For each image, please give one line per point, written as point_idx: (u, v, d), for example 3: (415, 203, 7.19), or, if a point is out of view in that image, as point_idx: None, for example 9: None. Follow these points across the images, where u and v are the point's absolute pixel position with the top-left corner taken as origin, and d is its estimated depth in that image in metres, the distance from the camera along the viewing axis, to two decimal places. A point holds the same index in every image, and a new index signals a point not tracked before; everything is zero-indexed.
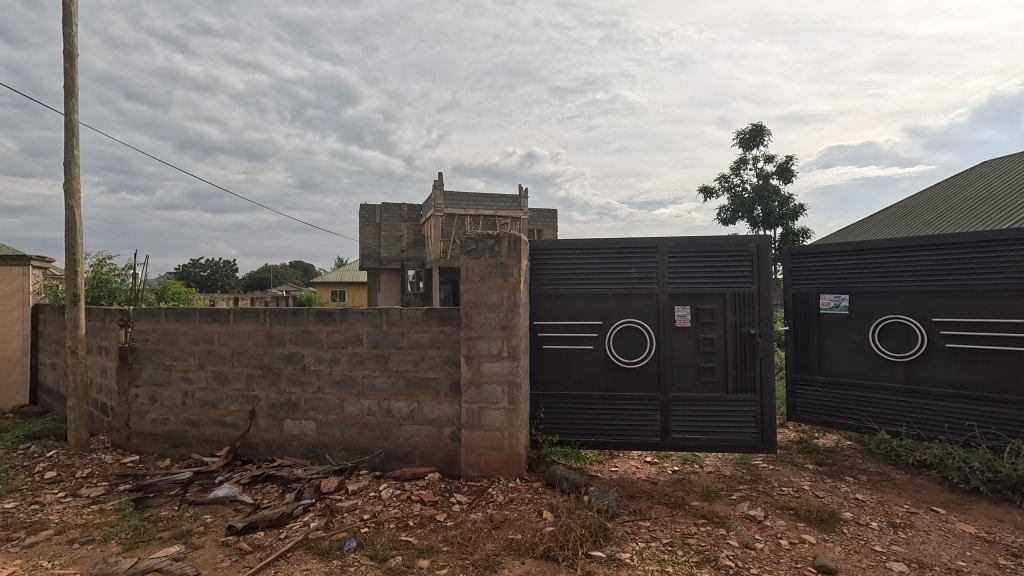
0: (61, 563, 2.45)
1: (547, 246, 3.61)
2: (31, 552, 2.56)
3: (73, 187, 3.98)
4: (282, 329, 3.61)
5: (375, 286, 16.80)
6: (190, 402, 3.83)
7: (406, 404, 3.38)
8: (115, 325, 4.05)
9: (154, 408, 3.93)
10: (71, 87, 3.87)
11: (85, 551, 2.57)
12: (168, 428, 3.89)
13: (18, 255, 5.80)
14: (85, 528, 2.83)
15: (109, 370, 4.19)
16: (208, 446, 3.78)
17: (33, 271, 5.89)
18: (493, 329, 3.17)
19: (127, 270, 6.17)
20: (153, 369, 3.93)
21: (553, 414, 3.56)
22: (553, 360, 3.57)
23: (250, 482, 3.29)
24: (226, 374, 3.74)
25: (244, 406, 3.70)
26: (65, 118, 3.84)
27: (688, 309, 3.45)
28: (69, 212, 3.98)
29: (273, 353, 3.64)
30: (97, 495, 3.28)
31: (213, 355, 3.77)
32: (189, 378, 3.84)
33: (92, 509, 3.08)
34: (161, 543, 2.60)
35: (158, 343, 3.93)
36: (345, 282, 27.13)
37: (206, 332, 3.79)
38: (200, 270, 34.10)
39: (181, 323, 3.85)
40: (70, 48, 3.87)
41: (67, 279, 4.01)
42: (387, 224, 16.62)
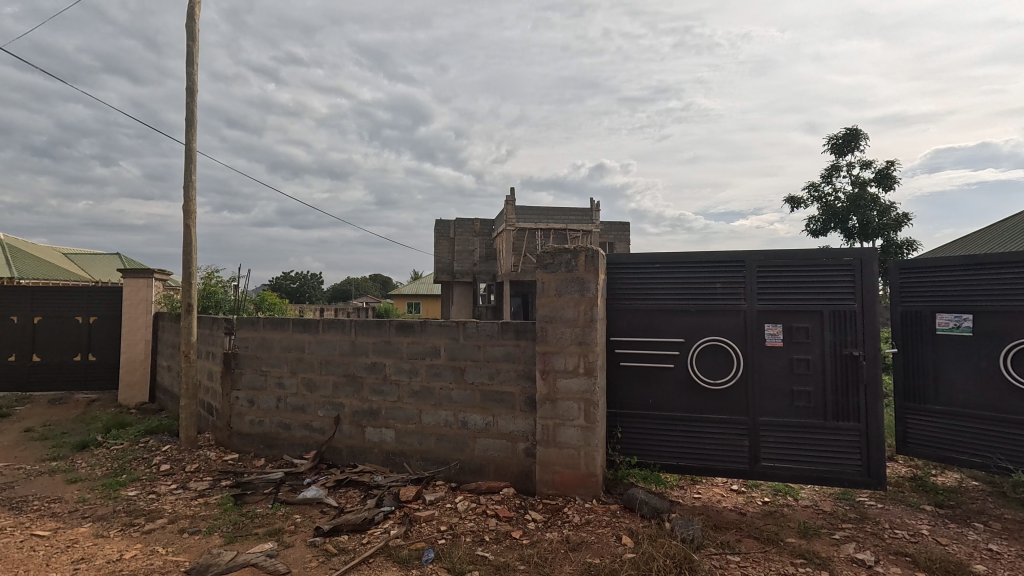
0: (173, 550, 2.70)
1: (625, 260, 3.52)
2: (149, 538, 2.85)
3: (190, 208, 4.43)
4: (365, 339, 3.79)
5: (448, 299, 17.30)
6: (282, 406, 4.10)
7: (482, 417, 3.40)
8: (221, 332, 4.46)
9: (251, 410, 4.25)
10: (189, 120, 4.33)
11: (193, 541, 2.81)
12: (263, 430, 4.18)
13: (145, 268, 6.61)
14: (193, 518, 3.10)
15: (215, 373, 4.60)
16: (297, 449, 4.02)
17: (155, 282, 6.66)
18: (570, 344, 3.12)
19: (231, 282, 6.78)
20: (252, 374, 4.26)
21: (631, 435, 3.43)
22: (631, 379, 3.46)
23: (335, 486, 3.45)
24: (315, 381, 3.97)
25: (330, 412, 3.90)
26: (185, 147, 4.31)
27: (780, 327, 3.22)
28: (187, 231, 4.44)
29: (356, 363, 3.82)
30: (203, 489, 3.58)
31: (303, 362, 4.02)
32: (282, 384, 4.11)
33: (199, 501, 3.37)
34: (257, 539, 2.78)
35: (256, 350, 4.26)
36: (419, 295, 28.17)
37: (297, 340, 4.06)
38: (291, 281, 36.81)
39: (276, 332, 4.15)
40: (192, 85, 4.35)
41: (183, 291, 4.47)
42: (460, 239, 17.10)
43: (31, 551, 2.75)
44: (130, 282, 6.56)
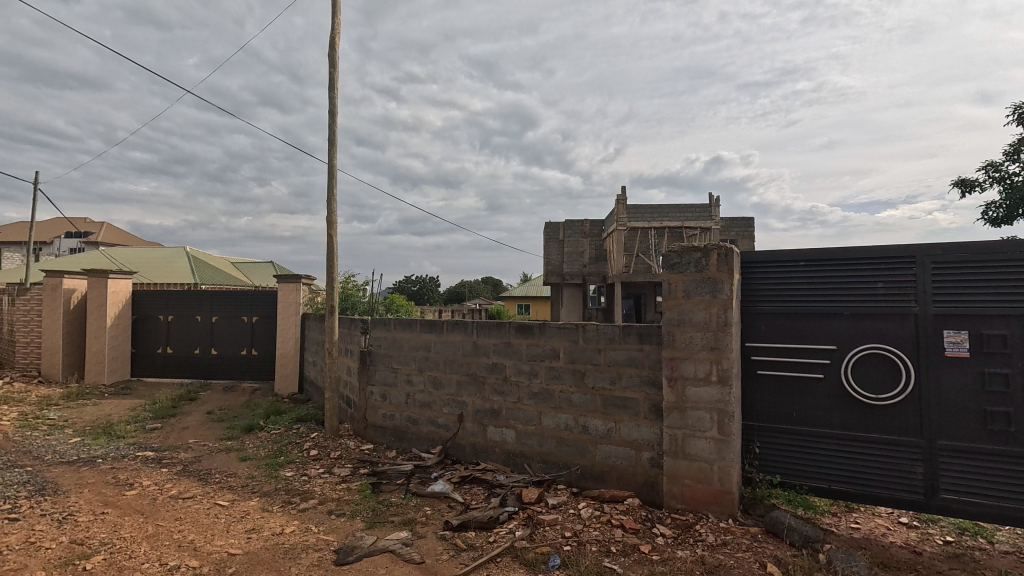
0: (324, 529, 2.99)
1: (761, 258, 3.20)
2: (304, 516, 3.19)
3: (332, 219, 4.91)
4: (486, 340, 3.89)
5: (558, 301, 17.32)
6: (411, 402, 4.36)
7: (604, 422, 3.30)
8: (358, 332, 4.90)
9: (384, 404, 4.58)
10: (332, 140, 4.81)
11: (339, 522, 3.09)
12: (394, 423, 4.48)
13: (295, 274, 7.50)
14: (339, 502, 3.41)
15: (353, 369, 5.04)
16: (424, 443, 4.25)
17: (302, 286, 7.53)
18: (700, 350, 2.91)
19: (364, 286, 7.43)
20: (384, 370, 4.60)
21: (772, 452, 3.11)
22: (770, 389, 3.13)
23: (460, 482, 3.58)
24: (440, 379, 4.17)
25: (454, 410, 4.06)
26: (328, 164, 4.78)
27: (965, 335, 2.69)
28: (330, 240, 4.92)
29: (478, 363, 3.93)
30: (345, 474, 3.94)
31: (429, 361, 4.25)
32: (411, 381, 4.38)
33: (342, 486, 3.70)
34: (394, 526, 2.98)
35: (387, 349, 4.59)
36: (529, 297, 28.58)
37: (424, 340, 4.30)
38: (412, 284, 39.42)
39: (405, 332, 4.43)
40: (333, 109, 4.82)
41: (327, 294, 4.96)
42: (570, 240, 17.03)
43: (215, 518, 3.22)
44: (283, 287, 7.49)
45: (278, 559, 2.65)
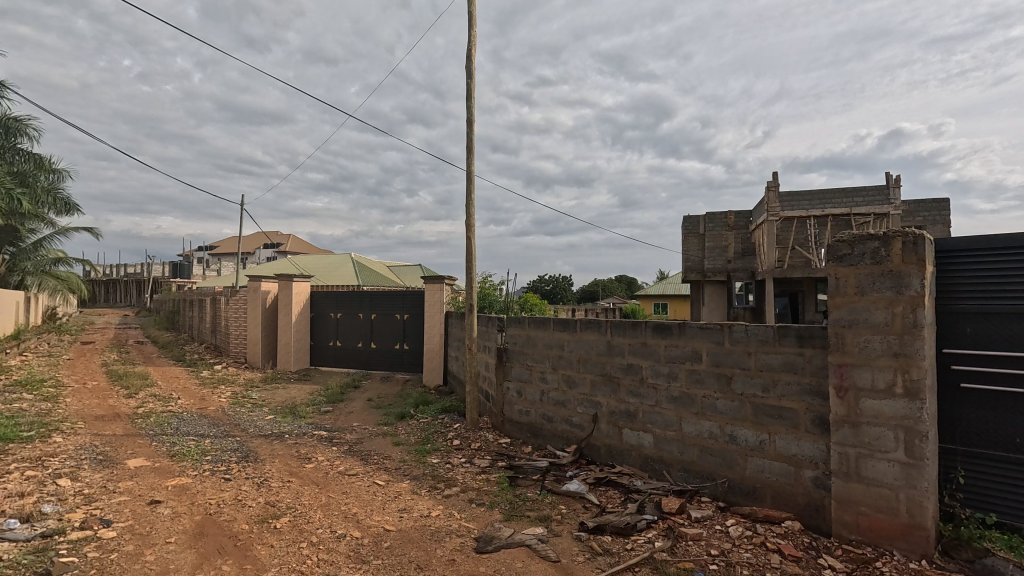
0: (465, 516, 3.16)
1: (965, 246, 2.61)
2: (449, 502, 3.41)
3: (470, 223, 5.17)
4: (621, 340, 3.77)
5: (698, 299, 16.21)
6: (546, 399, 4.41)
7: (755, 433, 2.98)
8: (495, 329, 5.12)
9: (520, 400, 4.71)
10: (469, 148, 5.07)
11: (479, 511, 3.24)
12: (530, 420, 4.57)
13: (438, 275, 8.09)
14: (479, 491, 3.58)
15: (490, 365, 5.26)
16: (559, 441, 4.26)
17: (445, 286, 8.09)
18: (879, 356, 2.47)
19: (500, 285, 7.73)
20: (520, 367, 4.72)
21: (984, 484, 2.51)
22: (980, 407, 2.53)
23: (595, 483, 3.52)
24: (574, 378, 4.15)
25: (589, 410, 4.01)
26: (467, 170, 5.05)
27: None
28: (468, 242, 5.19)
29: (613, 364, 3.83)
30: (484, 466, 4.12)
31: (563, 360, 4.26)
32: (545, 379, 4.43)
33: (482, 476, 3.88)
34: (530, 521, 3.03)
35: (522, 347, 4.71)
36: (666, 295, 27.24)
37: (558, 339, 4.32)
38: (546, 284, 39.95)
39: (539, 330, 4.51)
40: (470, 118, 5.08)
41: (466, 293, 5.25)
42: (711, 234, 15.84)
43: (374, 495, 3.60)
44: (429, 287, 8.13)
45: (426, 539, 2.86)
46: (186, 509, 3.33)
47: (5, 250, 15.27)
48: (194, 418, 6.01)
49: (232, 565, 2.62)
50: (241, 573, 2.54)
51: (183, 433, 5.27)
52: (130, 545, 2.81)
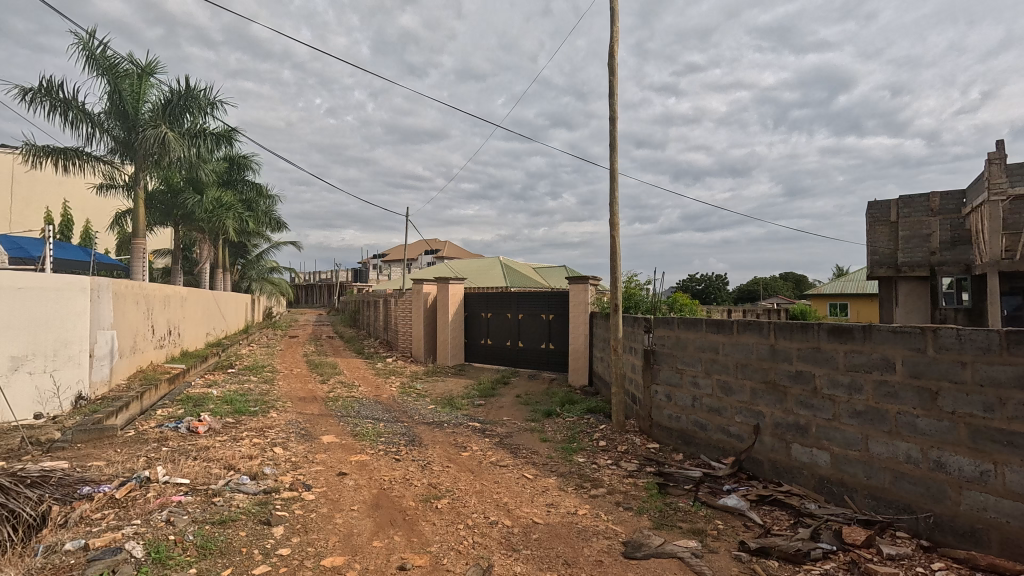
0: (613, 519, 3.12)
1: None
2: (595, 502, 3.40)
3: (615, 221, 5.09)
4: (788, 344, 3.38)
5: (889, 298, 13.73)
6: (698, 406, 4.14)
7: (972, 461, 2.43)
8: (641, 330, 4.96)
9: (669, 405, 4.49)
10: (613, 146, 4.99)
11: (627, 515, 3.17)
12: (681, 426, 4.33)
13: (583, 275, 8.11)
14: (626, 495, 3.51)
15: (637, 367, 5.11)
16: (714, 451, 3.97)
17: (590, 286, 8.07)
18: None
19: (647, 284, 7.45)
20: (669, 370, 4.50)
21: None
22: None
23: (758, 501, 3.20)
24: (731, 384, 3.83)
25: (749, 420, 3.66)
26: (611, 168, 4.98)
27: None
28: (613, 240, 5.11)
29: (778, 370, 3.45)
30: (632, 470, 4.02)
31: (718, 364, 3.96)
32: (697, 383, 4.16)
33: (630, 480, 3.79)
34: (682, 533, 2.88)
35: (672, 349, 4.48)
36: (846, 294, 23.58)
37: (712, 341, 4.04)
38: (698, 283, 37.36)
39: (691, 332, 4.26)
40: (614, 115, 5.00)
41: (611, 293, 5.18)
42: (907, 221, 13.30)
43: (523, 487, 3.74)
44: (573, 287, 8.19)
45: (573, 536, 2.89)
46: (366, 481, 3.84)
47: (239, 262, 19.20)
48: (371, 404, 6.89)
49: (402, 535, 2.94)
50: (409, 544, 2.85)
51: (363, 416, 6.08)
52: (324, 508, 3.33)
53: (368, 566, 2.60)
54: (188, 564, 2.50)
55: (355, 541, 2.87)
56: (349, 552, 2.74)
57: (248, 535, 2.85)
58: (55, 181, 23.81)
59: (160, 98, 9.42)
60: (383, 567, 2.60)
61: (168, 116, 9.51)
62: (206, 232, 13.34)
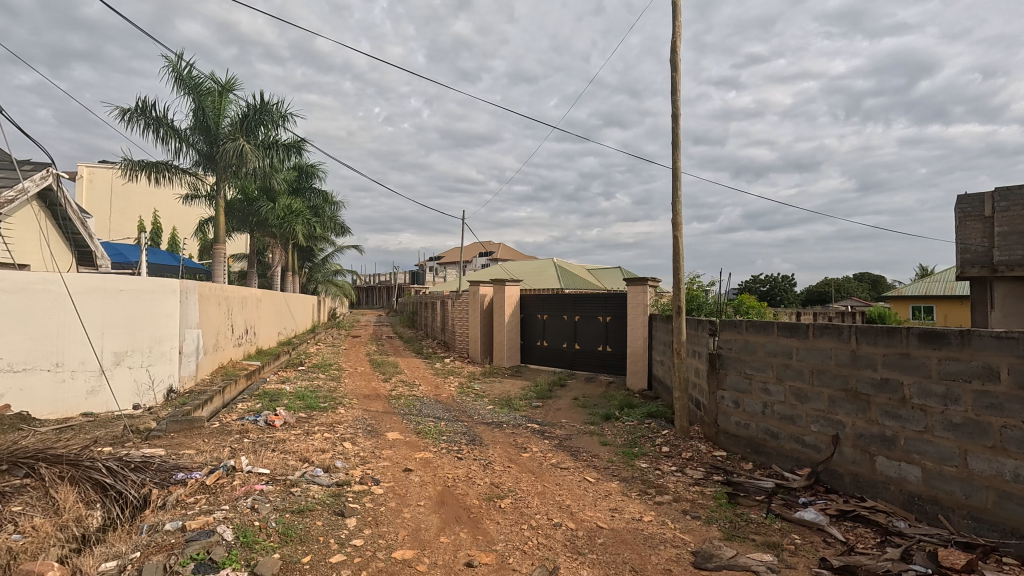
0: (680, 527, 3.03)
1: None
2: (661, 509, 3.32)
3: (677, 221, 4.95)
4: (871, 349, 3.16)
5: (983, 300, 12.49)
6: (770, 413, 3.95)
7: None
8: (706, 333, 4.79)
9: (737, 411, 4.31)
10: (676, 144, 4.86)
11: (695, 525, 3.07)
12: (750, 434, 4.15)
13: (642, 276, 7.94)
14: (694, 504, 3.40)
15: (702, 371, 4.94)
16: (788, 461, 3.77)
17: (649, 287, 7.89)
18: None
19: (710, 286, 7.19)
20: (737, 376, 4.32)
21: None
22: None
23: (838, 516, 3.01)
24: (806, 392, 3.62)
25: (827, 429, 3.44)
26: (673, 167, 4.85)
27: None
28: (675, 241, 4.98)
29: (860, 378, 3.23)
30: (698, 478, 3.89)
31: (792, 370, 3.76)
32: (768, 390, 3.97)
33: (696, 488, 3.67)
34: (755, 545, 2.75)
35: (740, 353, 4.30)
36: (932, 296, 21.69)
37: (784, 346, 3.84)
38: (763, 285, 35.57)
39: (761, 335, 4.07)
40: (676, 113, 4.87)
41: (673, 294, 5.04)
42: (1005, 216, 12.06)
43: (585, 491, 3.71)
44: (632, 289, 8.03)
45: (639, 543, 2.84)
46: (431, 478, 3.95)
47: (306, 265, 20.29)
48: (431, 402, 7.06)
49: (467, 533, 3.00)
50: (475, 541, 2.90)
51: (425, 414, 6.25)
52: (393, 502, 3.45)
53: (436, 561, 2.67)
54: (273, 549, 2.66)
55: (423, 536, 2.95)
56: (418, 546, 2.83)
57: (324, 524, 3.00)
58: (147, 192, 26.08)
59: (238, 113, 10.12)
60: (451, 563, 2.66)
61: (245, 129, 10.20)
62: (278, 238, 14.18)
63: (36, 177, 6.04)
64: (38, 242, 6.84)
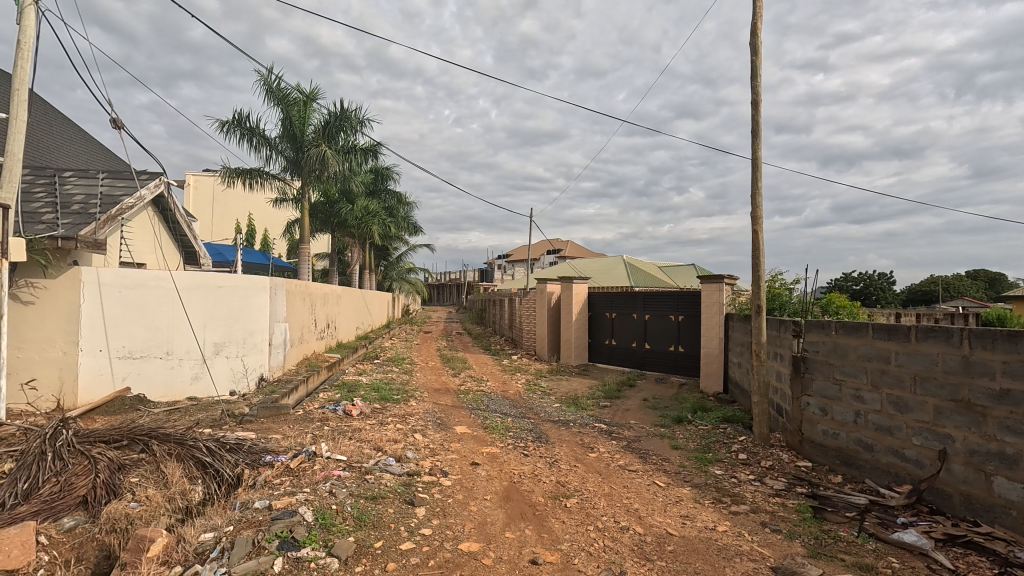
0: (758, 540, 2.85)
1: None
2: (737, 520, 3.13)
3: (757, 214, 4.66)
4: (986, 355, 2.80)
5: None
6: (863, 423, 3.61)
7: None
8: (789, 335, 4.47)
9: (825, 420, 3.98)
10: (755, 132, 4.57)
11: (774, 538, 2.87)
12: (839, 444, 3.82)
13: (718, 274, 7.55)
14: (774, 516, 3.18)
15: (784, 375, 4.61)
16: (884, 477, 3.43)
17: (725, 285, 7.49)
18: None
19: (796, 284, 6.67)
20: (824, 381, 3.99)
21: None
22: None
23: (945, 541, 2.69)
24: (907, 401, 3.28)
25: (932, 444, 3.09)
26: (753, 157, 4.57)
27: None
28: (755, 236, 4.68)
29: (974, 388, 2.87)
30: (779, 488, 3.63)
31: (889, 377, 3.42)
32: (861, 397, 3.63)
33: (777, 500, 3.43)
34: (844, 566, 2.53)
35: (829, 356, 3.97)
36: None
37: (881, 350, 3.50)
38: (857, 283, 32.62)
39: (853, 338, 3.74)
40: (756, 99, 4.57)
41: (752, 292, 4.74)
42: None
43: (654, 495, 3.59)
44: (706, 287, 7.67)
45: (713, 554, 2.70)
46: (497, 473, 3.99)
47: (382, 263, 21.27)
48: (499, 398, 7.15)
49: (532, 530, 3.00)
50: (540, 539, 2.89)
51: (493, 409, 6.34)
52: (460, 494, 3.52)
53: (501, 556, 2.69)
54: (348, 532, 2.81)
55: (489, 529, 2.99)
56: (483, 539, 2.87)
57: (395, 512, 3.12)
58: (242, 197, 28.45)
59: (320, 120, 10.77)
60: (516, 559, 2.67)
61: (326, 136, 10.83)
62: (356, 238, 14.95)
63: (151, 186, 6.77)
64: (153, 244, 7.67)
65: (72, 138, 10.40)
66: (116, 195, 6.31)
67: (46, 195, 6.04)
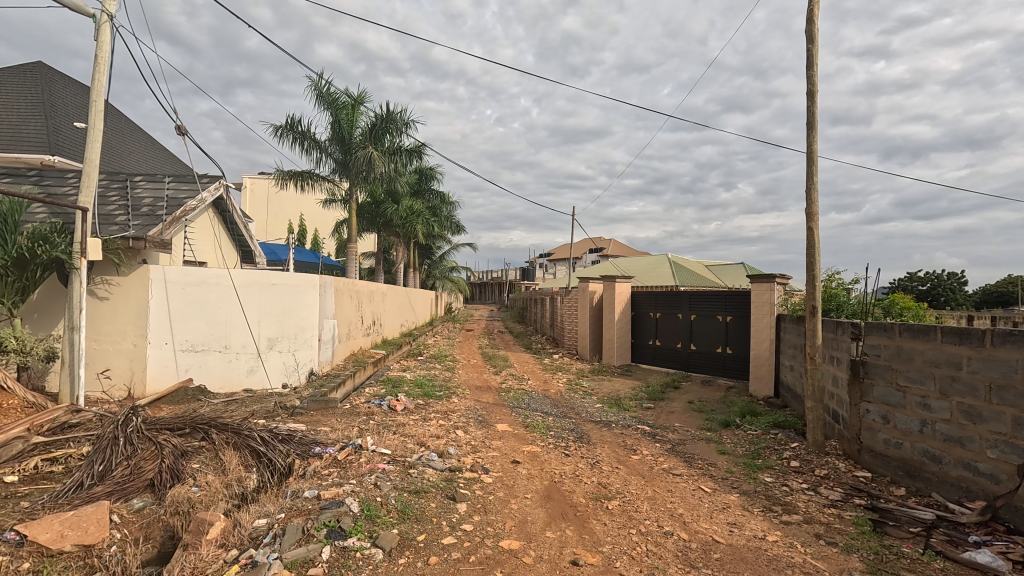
0: (811, 552, 2.72)
1: None
2: (789, 530, 3.00)
3: (812, 210, 4.43)
4: None
5: None
6: (929, 432, 3.38)
7: None
8: (847, 337, 4.24)
9: (886, 428, 3.75)
10: (810, 124, 4.36)
11: (830, 551, 2.73)
12: (903, 455, 3.59)
13: (769, 273, 7.25)
14: (829, 528, 3.03)
15: (841, 380, 4.38)
16: (953, 491, 3.20)
17: (776, 285, 7.18)
18: None
19: (853, 284, 6.32)
20: (886, 387, 3.76)
21: None
22: None
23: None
24: (980, 411, 3.04)
25: (1010, 458, 2.85)
26: (808, 150, 4.35)
27: None
28: (810, 233, 4.46)
29: None
30: (835, 499, 3.45)
31: (960, 384, 3.18)
32: (928, 405, 3.40)
33: (832, 511, 3.26)
34: None
35: (891, 361, 3.73)
36: None
37: (950, 355, 3.26)
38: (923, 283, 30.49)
39: (918, 342, 3.50)
40: (812, 90, 4.35)
41: (807, 292, 4.52)
42: None
43: (700, 501, 3.49)
44: (756, 286, 7.38)
45: (761, 564, 2.59)
46: (538, 472, 3.98)
47: (426, 262, 21.69)
48: (540, 397, 7.16)
49: (573, 530, 2.98)
50: (581, 540, 2.87)
51: (533, 408, 6.34)
52: (501, 492, 3.54)
53: (541, 555, 2.68)
54: (392, 524, 2.88)
55: (529, 528, 2.99)
56: (524, 537, 2.87)
57: (437, 507, 3.17)
58: (294, 198, 29.66)
59: (367, 123, 11.07)
60: (556, 559, 2.65)
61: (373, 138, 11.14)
62: (401, 237, 15.29)
63: (212, 188, 7.16)
64: (213, 243, 8.11)
65: (141, 144, 11.14)
66: (180, 198, 6.70)
67: (119, 198, 6.49)
